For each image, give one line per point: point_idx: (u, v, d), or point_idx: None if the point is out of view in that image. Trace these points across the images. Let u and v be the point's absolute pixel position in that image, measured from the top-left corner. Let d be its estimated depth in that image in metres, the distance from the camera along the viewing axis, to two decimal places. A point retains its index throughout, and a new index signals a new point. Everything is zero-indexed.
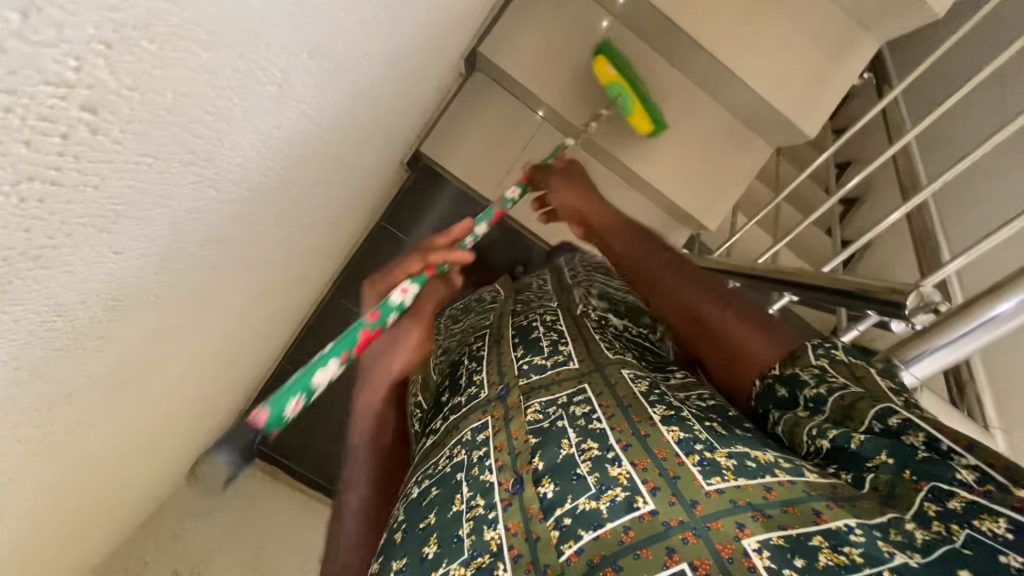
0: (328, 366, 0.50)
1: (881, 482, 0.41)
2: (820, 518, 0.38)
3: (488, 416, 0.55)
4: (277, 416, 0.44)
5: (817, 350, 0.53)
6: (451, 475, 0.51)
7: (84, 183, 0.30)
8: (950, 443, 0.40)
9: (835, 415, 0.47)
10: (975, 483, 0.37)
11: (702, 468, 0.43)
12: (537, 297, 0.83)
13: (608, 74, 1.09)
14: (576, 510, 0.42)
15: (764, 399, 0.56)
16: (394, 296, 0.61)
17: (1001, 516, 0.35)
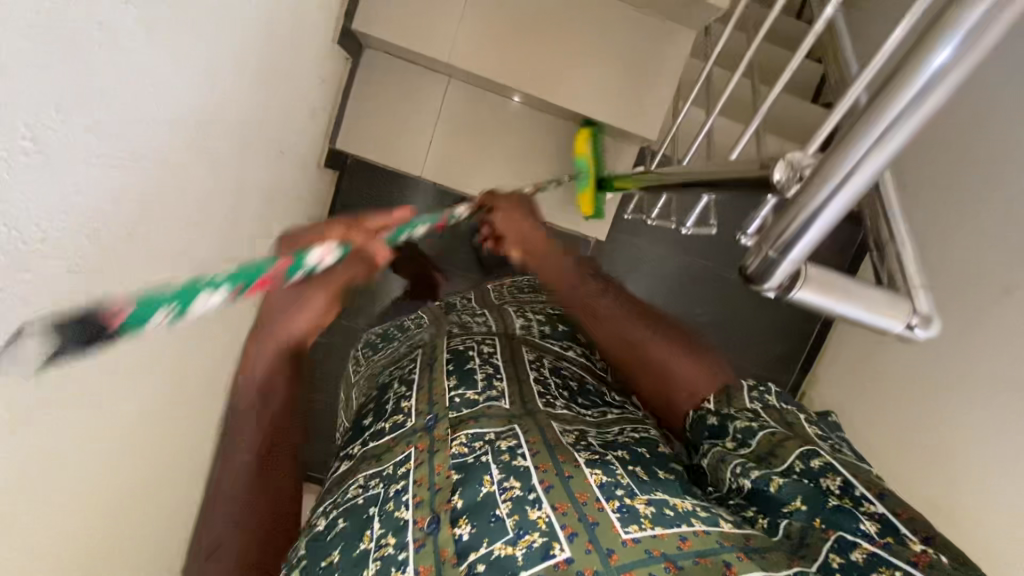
0: (215, 292, 0.32)
1: (793, 529, 0.44)
2: (730, 569, 0.40)
3: (411, 448, 0.57)
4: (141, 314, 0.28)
5: (752, 393, 0.56)
6: (362, 510, 0.53)
7: None
8: (863, 490, 0.44)
9: (759, 453, 0.50)
10: (876, 535, 0.42)
11: (620, 515, 0.44)
12: (468, 317, 0.87)
13: (585, 151, 1.10)
14: (490, 556, 0.42)
15: (697, 429, 0.57)
16: (310, 253, 0.41)
17: (898, 569, 0.39)
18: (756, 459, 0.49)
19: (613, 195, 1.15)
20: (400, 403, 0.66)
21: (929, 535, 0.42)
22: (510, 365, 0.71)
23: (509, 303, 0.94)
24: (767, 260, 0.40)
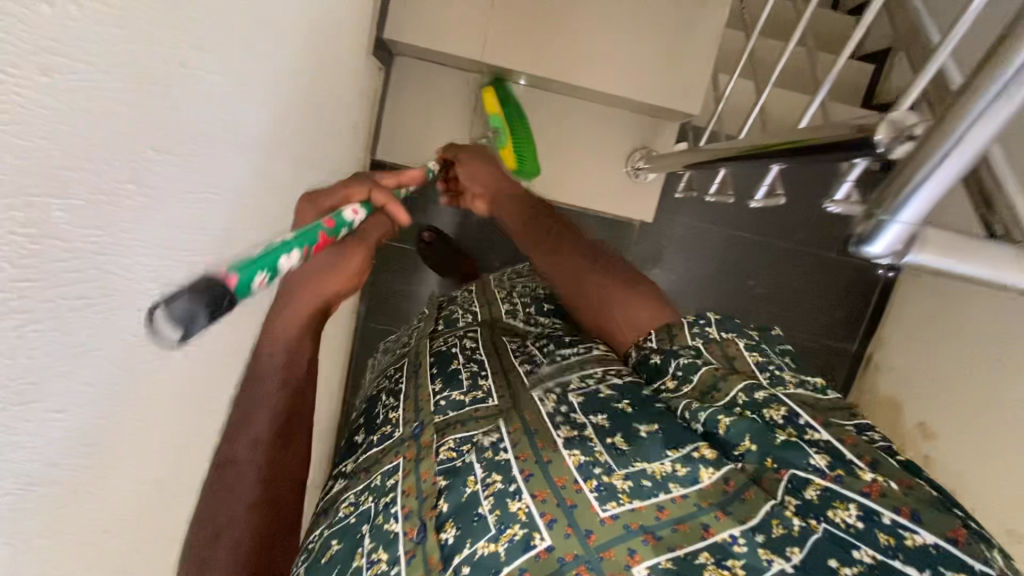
0: (293, 253, 0.39)
1: (750, 469, 0.45)
2: (708, 531, 0.40)
3: (400, 458, 0.58)
4: (246, 286, 0.33)
5: (693, 328, 0.58)
6: (354, 529, 0.54)
7: None
8: (806, 418, 0.47)
9: (701, 390, 0.52)
10: (826, 468, 0.43)
11: (598, 494, 0.44)
12: (461, 309, 0.88)
13: (495, 107, 1.03)
14: (474, 556, 0.42)
15: (639, 368, 0.60)
16: (346, 212, 0.52)
17: (852, 504, 0.40)
18: (701, 396, 0.52)
19: (644, 174, 1.17)
20: (388, 415, 0.67)
21: (876, 458, 0.43)
22: (494, 359, 0.71)
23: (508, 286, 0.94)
24: (876, 222, 0.33)
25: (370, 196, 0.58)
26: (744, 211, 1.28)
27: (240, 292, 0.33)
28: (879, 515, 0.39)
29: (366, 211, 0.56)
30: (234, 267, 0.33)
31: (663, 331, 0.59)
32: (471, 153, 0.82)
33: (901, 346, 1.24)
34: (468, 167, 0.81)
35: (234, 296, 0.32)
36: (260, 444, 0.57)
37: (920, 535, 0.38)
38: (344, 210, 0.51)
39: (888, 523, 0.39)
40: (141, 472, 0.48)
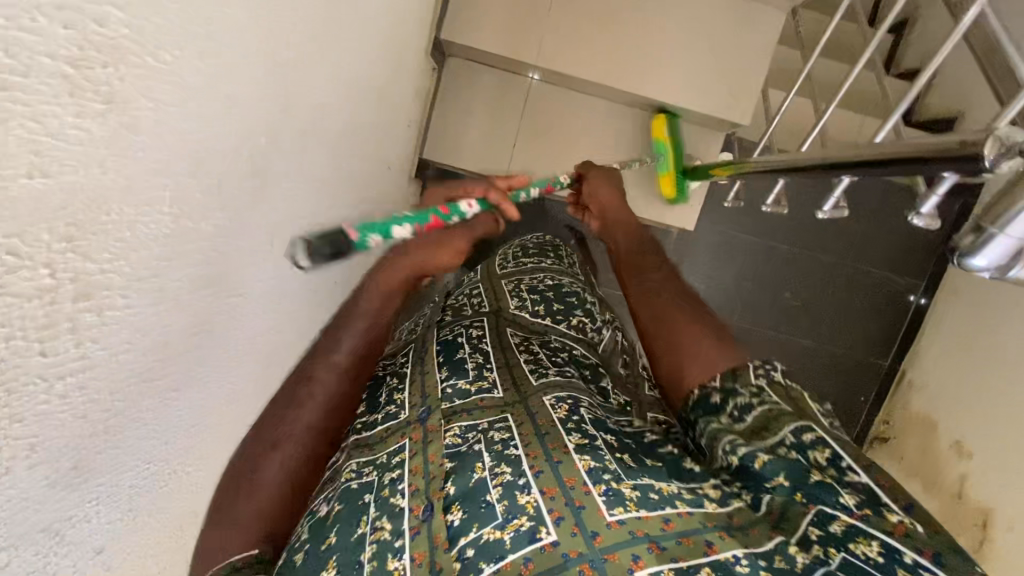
0: (403, 228, 0.49)
1: (775, 504, 0.45)
2: (711, 548, 0.41)
3: (407, 438, 0.59)
4: (363, 243, 0.45)
5: (759, 370, 0.55)
6: (357, 497, 0.54)
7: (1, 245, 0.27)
8: (848, 461, 0.45)
9: (753, 428, 0.50)
10: (854, 507, 0.42)
11: (606, 498, 0.45)
12: (467, 301, 0.90)
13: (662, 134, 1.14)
14: (479, 540, 0.44)
15: (697, 407, 0.57)
16: (461, 204, 0.58)
17: (874, 540, 0.40)
18: (751, 433, 0.50)
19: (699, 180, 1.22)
20: (393, 395, 0.67)
21: (910, 503, 0.43)
22: (497, 350, 0.73)
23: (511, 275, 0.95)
24: (981, 239, 0.43)
25: (487, 197, 0.62)
26: (783, 227, 1.35)
27: (359, 241, 0.44)
28: (901, 554, 0.39)
29: (480, 207, 0.60)
30: (355, 230, 0.45)
31: (727, 371, 0.57)
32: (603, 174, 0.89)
33: (934, 393, 1.25)
34: (599, 183, 0.88)
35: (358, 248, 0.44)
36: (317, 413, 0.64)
37: None
38: (461, 203, 0.57)
39: (910, 562, 0.39)
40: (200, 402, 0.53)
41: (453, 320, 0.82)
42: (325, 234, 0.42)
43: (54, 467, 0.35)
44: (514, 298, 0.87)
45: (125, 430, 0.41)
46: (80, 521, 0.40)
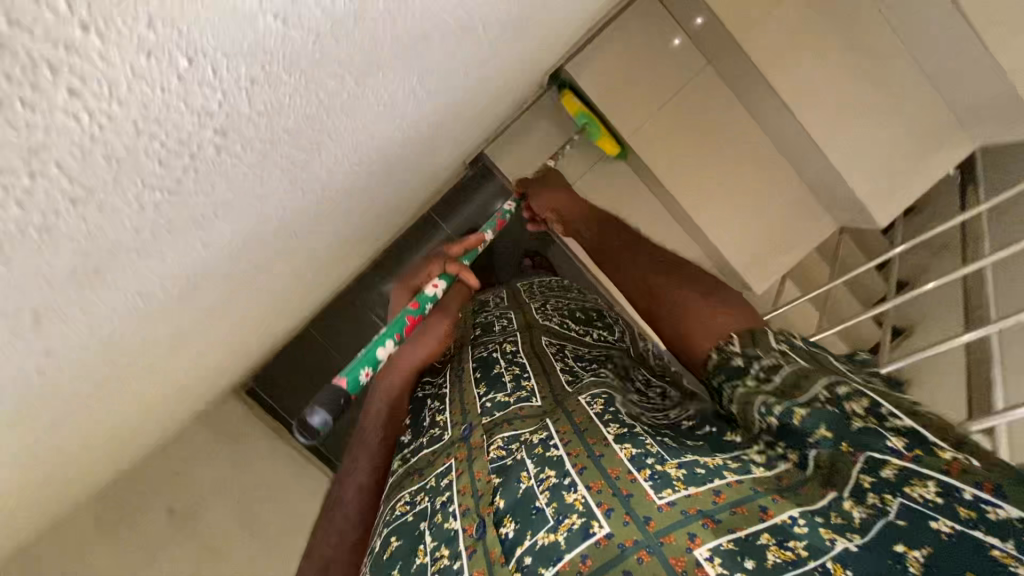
0: (386, 345, 0.62)
1: (823, 457, 0.42)
2: (766, 513, 0.40)
3: (452, 459, 0.60)
4: (354, 383, 0.56)
5: (778, 334, 0.53)
6: (413, 527, 0.56)
7: (201, 189, 0.32)
8: (887, 407, 0.42)
9: (784, 387, 0.47)
10: (903, 448, 0.39)
11: (653, 482, 0.44)
12: (496, 315, 0.92)
13: (576, 107, 1.19)
14: (536, 547, 0.44)
15: (718, 369, 0.55)
16: (427, 288, 0.72)
17: (930, 480, 0.37)
18: (782, 393, 0.47)
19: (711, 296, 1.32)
20: (436, 417, 0.70)
21: (963, 440, 0.39)
22: (536, 362, 0.71)
23: (540, 295, 0.96)
24: None
25: (447, 270, 0.78)
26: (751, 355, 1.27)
27: (348, 390, 0.55)
28: (959, 491, 0.36)
29: (445, 282, 0.76)
30: (345, 375, 0.56)
31: (744, 334, 0.55)
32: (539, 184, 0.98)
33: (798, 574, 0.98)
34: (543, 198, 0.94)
35: (348, 391, 0.55)
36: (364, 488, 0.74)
37: (1004, 510, 0.34)
38: (427, 288, 0.72)
39: (970, 498, 0.36)
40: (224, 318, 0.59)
41: (487, 336, 0.83)
42: (322, 402, 0.51)
43: (164, 238, 0.33)
44: (545, 312, 0.87)
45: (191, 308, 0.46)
46: (143, 295, 0.36)
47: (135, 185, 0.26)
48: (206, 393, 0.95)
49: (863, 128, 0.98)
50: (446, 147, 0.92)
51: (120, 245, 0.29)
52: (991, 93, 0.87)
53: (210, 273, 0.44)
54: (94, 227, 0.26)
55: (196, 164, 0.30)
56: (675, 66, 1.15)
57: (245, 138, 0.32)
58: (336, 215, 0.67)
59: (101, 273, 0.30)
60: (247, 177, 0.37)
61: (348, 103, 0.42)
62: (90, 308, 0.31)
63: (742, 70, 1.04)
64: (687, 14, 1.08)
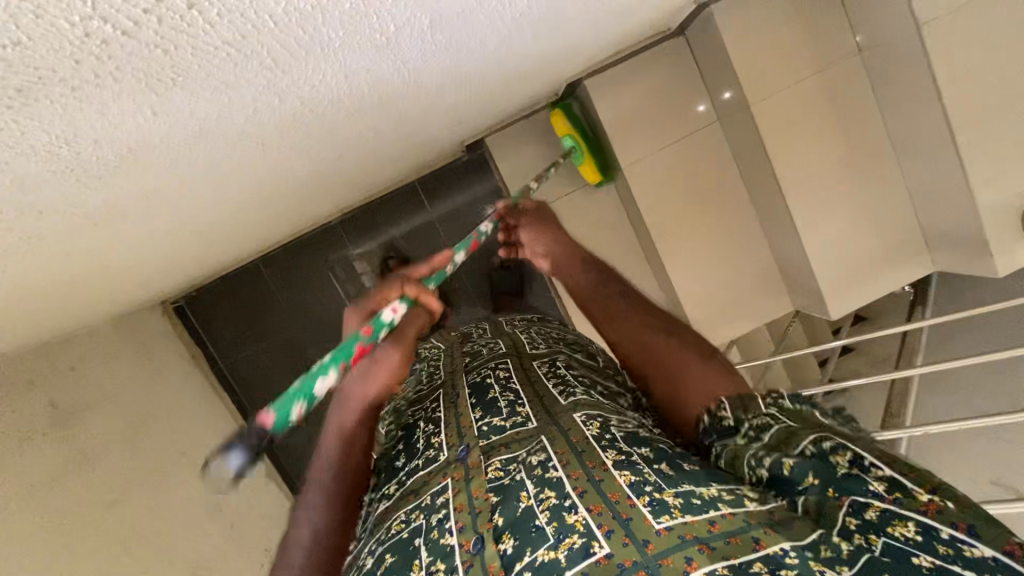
0: (328, 375, 0.53)
1: (811, 503, 0.47)
2: (759, 544, 0.42)
3: (448, 478, 0.61)
4: (283, 420, 0.49)
5: (767, 401, 0.58)
6: (408, 543, 0.56)
7: (157, 43, 0.36)
8: (869, 459, 0.47)
9: (773, 443, 0.53)
10: (886, 492, 0.44)
11: (651, 509, 0.46)
12: (481, 344, 0.95)
13: (566, 128, 1.32)
14: (536, 562, 0.45)
15: (709, 430, 0.59)
16: (386, 313, 0.62)
17: (910, 521, 0.41)
18: (773, 448, 0.52)
19: None
20: (431, 439, 0.70)
21: (936, 484, 0.43)
22: (529, 386, 0.73)
23: (518, 326, 1.00)
24: None
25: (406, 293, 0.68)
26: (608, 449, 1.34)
27: (275, 430, 0.49)
28: (937, 530, 0.40)
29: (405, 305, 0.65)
30: (272, 409, 0.49)
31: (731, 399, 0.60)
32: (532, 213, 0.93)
33: None
34: (532, 235, 0.89)
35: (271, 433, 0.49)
36: (321, 510, 0.68)
37: (977, 548, 0.39)
38: (383, 312, 0.61)
39: (946, 537, 0.40)
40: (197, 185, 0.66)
41: (476, 362, 0.86)
42: (241, 442, 0.46)
43: (100, 87, 0.37)
44: (531, 342, 0.90)
45: (131, 166, 0.51)
46: (84, 122, 0.40)
47: (83, 7, 0.30)
48: (148, 277, 1.00)
49: (838, 227, 1.18)
50: (441, 121, 0.99)
51: (50, 69, 0.33)
52: (956, 228, 1.08)
53: (143, 141, 0.48)
54: (36, 34, 0.30)
55: (159, 12, 0.34)
56: (684, 116, 1.29)
57: (222, 7, 0.37)
58: (319, 136, 0.72)
59: (27, 94, 0.34)
60: (213, 50, 0.41)
61: (340, 20, 0.46)
62: (17, 119, 0.35)
63: (751, 154, 1.22)
64: (718, 89, 1.24)
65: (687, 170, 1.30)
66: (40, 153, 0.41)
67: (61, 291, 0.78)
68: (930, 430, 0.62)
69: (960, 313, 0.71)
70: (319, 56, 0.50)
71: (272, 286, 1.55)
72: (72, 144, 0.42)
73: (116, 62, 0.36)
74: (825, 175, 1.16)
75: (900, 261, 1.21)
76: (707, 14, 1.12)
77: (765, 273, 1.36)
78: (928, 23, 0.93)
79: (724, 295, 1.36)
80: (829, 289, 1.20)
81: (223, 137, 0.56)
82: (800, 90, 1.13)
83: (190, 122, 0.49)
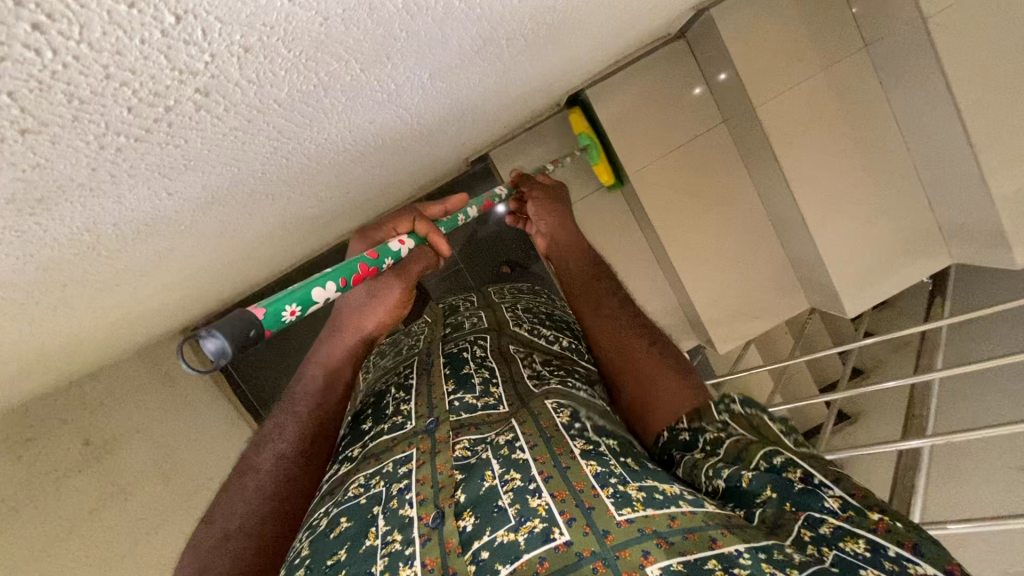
0: (326, 287, 0.53)
1: (767, 514, 0.47)
2: (716, 543, 0.43)
3: (413, 449, 0.60)
4: (275, 319, 0.47)
5: (720, 406, 0.56)
6: (365, 508, 0.55)
7: (168, 142, 0.36)
8: (822, 478, 0.47)
9: (727, 458, 0.53)
10: (839, 509, 0.45)
11: (614, 500, 0.47)
12: (464, 314, 0.95)
13: (581, 126, 1.29)
14: (494, 542, 0.46)
15: (665, 447, 0.60)
16: (393, 244, 0.67)
17: (861, 538, 0.43)
18: (725, 463, 0.52)
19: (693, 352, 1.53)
20: (400, 406, 0.69)
21: (885, 504, 0.45)
22: (504, 367, 0.74)
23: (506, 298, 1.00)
24: None
25: (415, 229, 0.73)
26: None
27: (263, 324, 0.45)
28: (884, 547, 0.42)
29: (411, 240, 0.71)
30: (264, 305, 0.46)
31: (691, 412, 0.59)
32: (543, 196, 0.97)
33: None
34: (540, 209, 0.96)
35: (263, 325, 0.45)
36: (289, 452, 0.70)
37: (921, 566, 0.40)
38: (391, 243, 0.66)
39: (894, 555, 0.41)
40: (240, 223, 0.64)
41: (455, 333, 0.87)
42: (229, 325, 0.40)
43: (109, 181, 0.37)
44: (514, 315, 0.90)
45: (155, 231, 0.50)
46: (100, 203, 0.39)
47: (97, 128, 0.31)
48: (180, 314, 0.98)
49: (847, 249, 1.20)
50: (465, 134, 0.97)
51: (68, 178, 0.34)
52: (975, 220, 1.08)
53: (160, 211, 0.46)
54: (54, 156, 0.31)
55: (169, 118, 0.34)
56: (684, 102, 1.27)
57: (229, 103, 0.37)
58: (345, 175, 0.70)
59: (46, 201, 0.35)
60: (223, 137, 0.40)
61: (344, 89, 0.45)
62: (40, 220, 0.37)
63: (758, 152, 1.21)
64: (713, 69, 1.22)
65: (699, 161, 1.29)
66: (58, 243, 0.41)
67: (97, 335, 0.77)
68: (953, 437, 0.60)
69: (980, 308, 0.69)
70: (324, 120, 0.48)
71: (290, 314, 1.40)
72: (93, 229, 0.43)
73: (126, 163, 0.36)
74: (828, 190, 1.18)
75: (914, 250, 1.22)
76: (706, 17, 1.12)
77: (775, 272, 1.37)
78: (935, 19, 0.95)
79: (735, 310, 1.37)
80: (843, 287, 1.21)
81: (261, 181, 0.54)
82: (794, 103, 1.14)
83: (201, 194, 0.48)
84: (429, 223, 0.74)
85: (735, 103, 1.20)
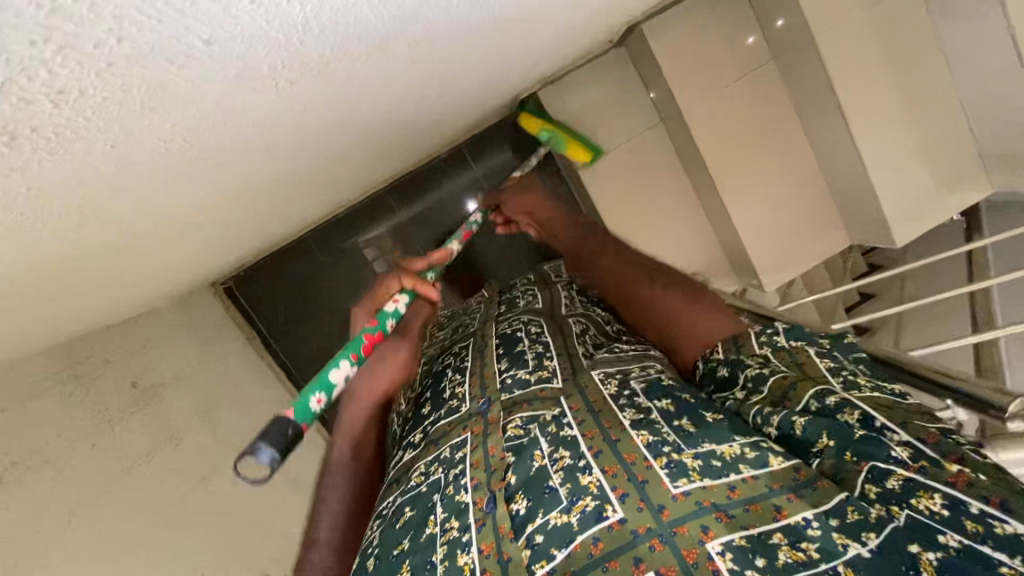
0: (341, 367, 0.65)
1: (826, 465, 0.44)
2: (780, 513, 0.40)
3: (468, 432, 0.59)
4: (305, 411, 0.59)
5: (760, 337, 0.57)
6: (426, 496, 0.55)
7: None
8: (882, 420, 0.43)
9: (773, 398, 0.50)
10: (910, 459, 0.41)
11: (668, 471, 0.45)
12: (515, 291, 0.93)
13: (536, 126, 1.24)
14: (547, 526, 0.45)
15: (708, 381, 0.59)
16: (387, 306, 0.75)
17: (936, 493, 0.38)
18: (772, 404, 0.50)
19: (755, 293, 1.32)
20: (455, 390, 0.69)
21: (961, 454, 0.40)
22: (558, 339, 0.71)
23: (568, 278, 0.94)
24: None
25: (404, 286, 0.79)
26: None
27: (298, 419, 0.58)
28: (965, 505, 0.37)
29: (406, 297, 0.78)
30: (297, 402, 0.59)
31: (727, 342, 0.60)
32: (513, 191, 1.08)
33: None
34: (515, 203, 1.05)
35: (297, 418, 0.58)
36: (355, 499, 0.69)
37: (1010, 525, 0.36)
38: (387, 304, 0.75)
39: (976, 512, 0.37)
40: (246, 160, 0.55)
41: (510, 312, 0.82)
42: (270, 437, 0.54)
43: None
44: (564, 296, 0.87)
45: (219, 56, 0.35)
46: None
47: None
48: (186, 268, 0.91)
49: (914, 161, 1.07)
50: (521, 58, 0.87)
51: None
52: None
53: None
54: None
55: None
56: (732, 46, 1.17)
57: None
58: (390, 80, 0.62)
59: None
60: None
61: None
62: None
63: (811, 87, 1.10)
64: (769, 11, 1.11)
65: (754, 99, 1.19)
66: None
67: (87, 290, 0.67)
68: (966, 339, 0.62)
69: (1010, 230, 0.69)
70: None
71: (322, 262, 1.34)
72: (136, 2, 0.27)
73: None
74: (892, 116, 1.05)
75: (954, 185, 1.09)
76: None
77: (817, 222, 1.24)
78: None
79: (782, 234, 1.23)
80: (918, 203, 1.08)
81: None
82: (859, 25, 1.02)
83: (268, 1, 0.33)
84: (416, 278, 0.80)
85: (791, 43, 1.10)
